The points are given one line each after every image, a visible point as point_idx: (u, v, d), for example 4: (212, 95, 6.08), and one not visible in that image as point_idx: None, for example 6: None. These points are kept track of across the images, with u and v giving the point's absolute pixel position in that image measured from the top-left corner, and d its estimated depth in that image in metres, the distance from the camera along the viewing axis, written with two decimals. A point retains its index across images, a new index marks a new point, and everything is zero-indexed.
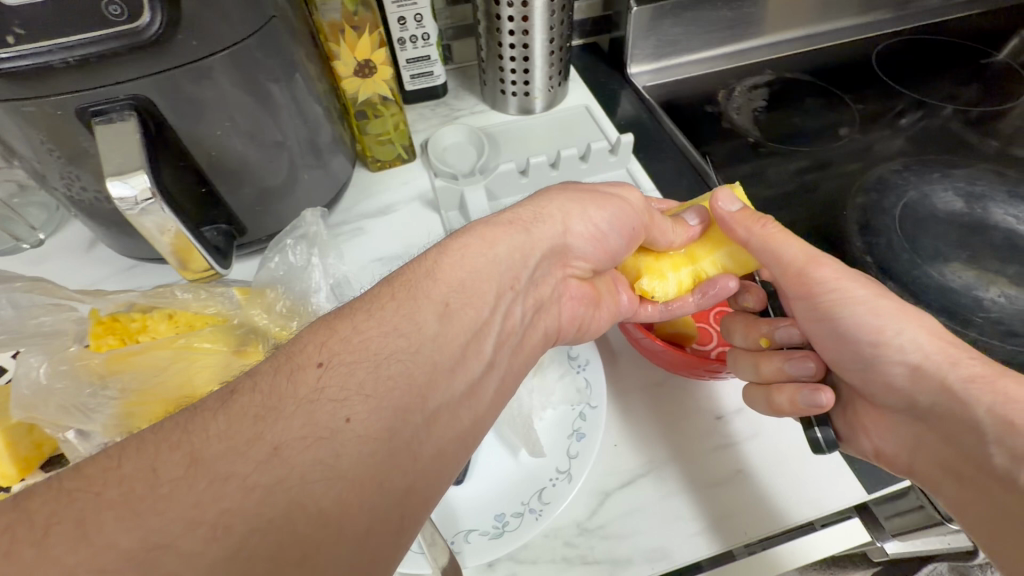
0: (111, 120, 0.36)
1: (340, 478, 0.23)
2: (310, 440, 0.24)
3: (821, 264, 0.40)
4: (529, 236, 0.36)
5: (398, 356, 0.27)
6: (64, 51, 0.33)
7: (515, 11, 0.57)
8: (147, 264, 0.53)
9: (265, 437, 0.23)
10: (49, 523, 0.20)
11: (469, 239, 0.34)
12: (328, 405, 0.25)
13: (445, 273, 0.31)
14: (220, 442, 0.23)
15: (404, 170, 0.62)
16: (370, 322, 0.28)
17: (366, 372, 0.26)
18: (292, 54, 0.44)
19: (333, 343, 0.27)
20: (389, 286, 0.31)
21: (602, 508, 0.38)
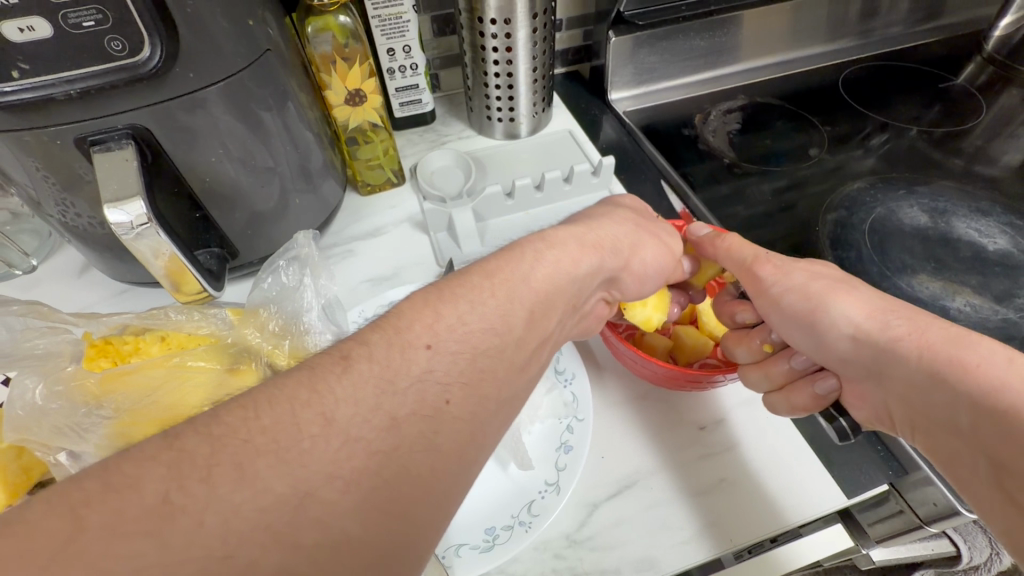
0: (108, 149, 0.38)
1: (434, 450, 0.25)
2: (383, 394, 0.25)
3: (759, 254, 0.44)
4: (604, 265, 0.38)
5: (489, 352, 0.29)
6: (66, 84, 0.34)
7: (498, 42, 0.60)
8: (141, 289, 0.53)
9: (384, 407, 0.25)
10: (210, 464, 0.22)
11: (558, 250, 0.35)
12: (435, 385, 0.27)
13: (538, 280, 0.33)
14: (350, 407, 0.24)
15: (393, 194, 0.64)
16: (443, 301, 0.29)
17: (467, 362, 0.28)
18: (285, 84, 0.46)
19: (439, 326, 0.28)
20: (476, 275, 0.32)
21: (590, 519, 0.39)
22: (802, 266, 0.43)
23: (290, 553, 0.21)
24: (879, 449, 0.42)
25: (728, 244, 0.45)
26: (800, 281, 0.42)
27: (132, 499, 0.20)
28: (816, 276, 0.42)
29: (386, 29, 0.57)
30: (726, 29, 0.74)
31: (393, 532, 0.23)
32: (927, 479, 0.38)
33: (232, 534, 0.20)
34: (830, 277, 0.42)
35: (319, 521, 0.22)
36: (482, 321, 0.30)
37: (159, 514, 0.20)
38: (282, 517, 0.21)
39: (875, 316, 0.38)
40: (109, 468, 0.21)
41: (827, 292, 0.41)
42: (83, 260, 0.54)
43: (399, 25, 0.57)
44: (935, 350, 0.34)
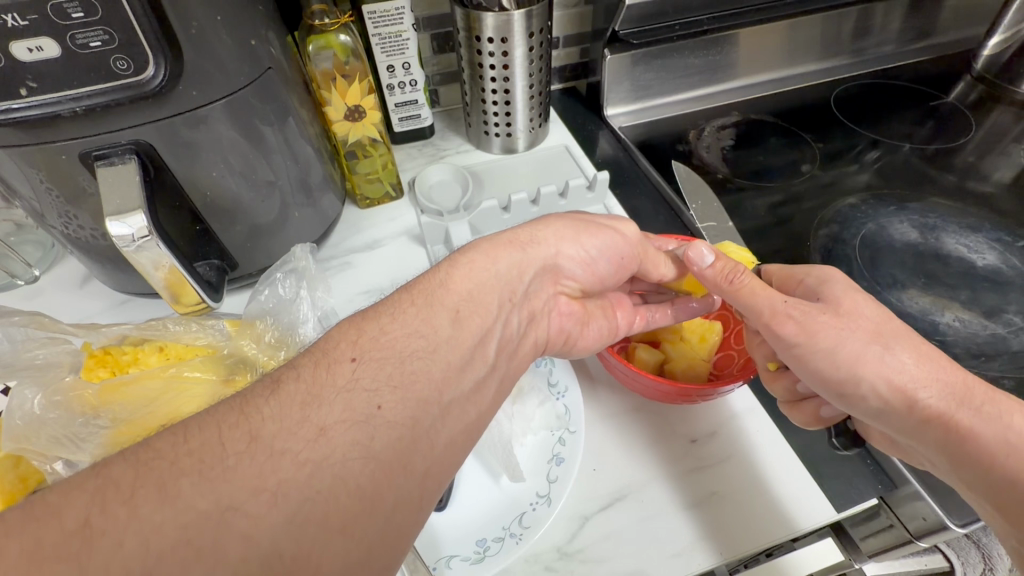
0: (113, 164, 0.39)
1: (373, 458, 0.26)
2: (350, 423, 0.26)
3: (785, 308, 0.39)
4: (524, 253, 0.38)
5: (418, 354, 0.30)
6: (72, 102, 0.35)
7: (496, 59, 0.62)
8: (139, 299, 0.54)
9: (311, 419, 0.25)
10: (134, 487, 0.22)
11: (474, 255, 0.36)
12: (364, 394, 0.27)
13: (457, 284, 0.34)
14: (273, 422, 0.25)
15: (392, 207, 0.64)
16: (395, 324, 0.31)
17: (394, 367, 0.28)
18: (286, 101, 0.47)
19: (362, 341, 0.29)
20: (407, 293, 0.33)
21: (581, 531, 0.39)
22: (832, 315, 0.38)
23: (251, 551, 0.22)
24: (868, 462, 0.42)
25: (742, 285, 0.40)
26: (834, 340, 0.38)
27: (52, 526, 0.21)
28: (858, 330, 0.38)
29: (386, 47, 0.59)
30: (720, 47, 0.76)
31: (331, 545, 0.24)
32: (916, 493, 0.39)
33: (153, 552, 0.21)
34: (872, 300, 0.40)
35: (245, 536, 0.22)
36: (415, 332, 0.30)
37: (79, 538, 0.21)
38: (202, 533, 0.21)
39: (909, 384, 0.36)
40: (75, 497, 0.22)
41: (869, 359, 0.37)
42: (85, 270, 0.55)
43: (398, 43, 0.59)
44: (960, 422, 0.35)
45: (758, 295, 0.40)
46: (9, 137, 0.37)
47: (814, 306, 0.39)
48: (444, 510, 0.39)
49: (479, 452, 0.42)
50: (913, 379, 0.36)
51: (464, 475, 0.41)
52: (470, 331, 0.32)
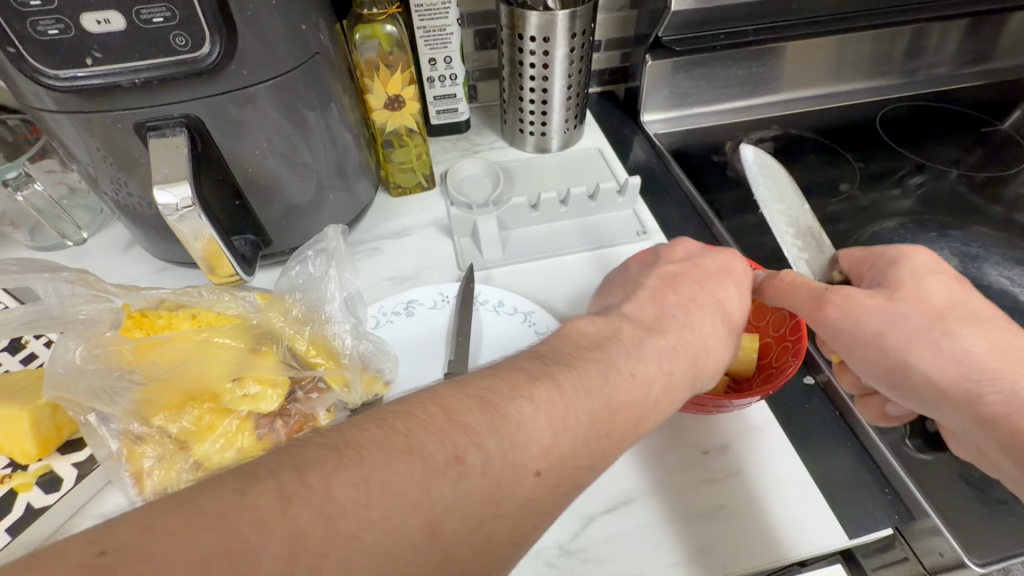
0: (164, 135, 0.41)
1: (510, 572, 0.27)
2: (512, 542, 0.27)
3: (833, 298, 0.41)
4: (701, 362, 0.38)
5: (582, 483, 0.31)
6: (132, 73, 0.37)
7: (537, 58, 0.62)
8: (177, 267, 0.56)
9: (482, 529, 0.26)
10: (321, 553, 0.22)
11: (677, 384, 0.36)
12: (530, 514, 0.28)
13: (648, 419, 0.34)
14: (454, 522, 0.25)
15: (423, 197, 0.65)
16: (581, 441, 0.31)
17: (562, 493, 0.30)
18: (330, 86, 0.48)
19: (554, 452, 0.29)
20: (607, 403, 0.32)
21: (585, 531, 0.39)
22: (882, 299, 0.40)
23: None
24: (886, 491, 0.41)
25: (786, 284, 0.43)
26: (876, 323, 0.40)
27: None
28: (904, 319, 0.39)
29: (430, 40, 0.60)
30: (764, 60, 0.75)
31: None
32: (935, 528, 0.38)
33: None
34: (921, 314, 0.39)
35: None
36: (589, 454, 0.31)
37: None
38: None
39: (965, 369, 0.38)
40: (266, 544, 0.21)
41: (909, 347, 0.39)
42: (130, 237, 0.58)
43: (442, 37, 0.60)
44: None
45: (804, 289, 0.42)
46: (73, 103, 0.39)
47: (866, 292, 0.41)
48: None
49: None
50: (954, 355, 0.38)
51: None
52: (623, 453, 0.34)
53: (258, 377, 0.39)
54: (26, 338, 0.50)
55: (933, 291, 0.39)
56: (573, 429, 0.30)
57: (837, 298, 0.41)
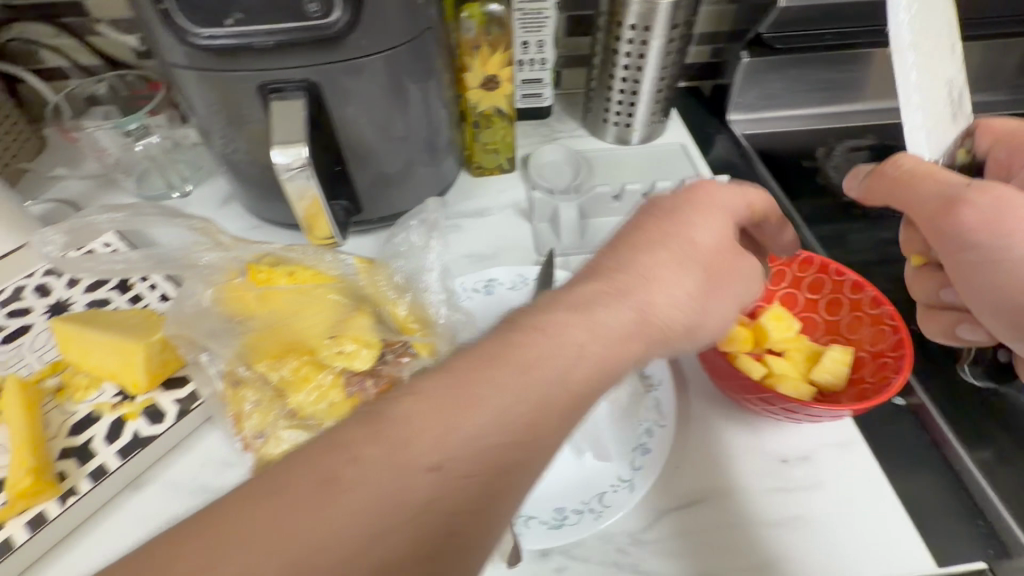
0: (285, 97, 0.42)
1: (493, 477, 0.23)
2: (484, 449, 0.23)
3: (963, 186, 0.37)
4: (699, 258, 0.32)
5: (569, 377, 0.26)
6: (266, 36, 0.39)
7: (633, 48, 0.61)
8: (269, 226, 0.59)
9: (443, 442, 0.23)
10: (240, 522, 0.21)
11: (672, 275, 0.31)
12: (508, 408, 0.24)
13: (636, 313, 0.30)
14: (398, 430, 0.23)
15: (502, 179, 0.66)
16: (563, 339, 0.27)
17: (543, 387, 0.25)
18: (434, 62, 0.49)
19: (524, 356, 0.26)
20: (581, 313, 0.29)
21: (657, 524, 0.39)
22: None
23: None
24: (978, 524, 0.40)
25: (893, 173, 0.40)
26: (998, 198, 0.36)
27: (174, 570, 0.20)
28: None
29: (526, 23, 0.60)
30: (866, 64, 0.71)
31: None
32: None
33: None
34: None
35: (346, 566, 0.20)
36: (572, 354, 0.27)
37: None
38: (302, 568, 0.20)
39: None
40: (194, 540, 0.21)
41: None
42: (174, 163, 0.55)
43: (538, 19, 0.60)
44: None
45: (911, 165, 0.40)
46: (206, 61, 0.41)
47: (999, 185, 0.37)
48: None
49: None
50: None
51: None
52: (620, 346, 0.29)
53: (352, 336, 0.41)
54: (134, 279, 0.55)
55: None
56: (543, 332, 0.27)
57: (979, 199, 0.36)
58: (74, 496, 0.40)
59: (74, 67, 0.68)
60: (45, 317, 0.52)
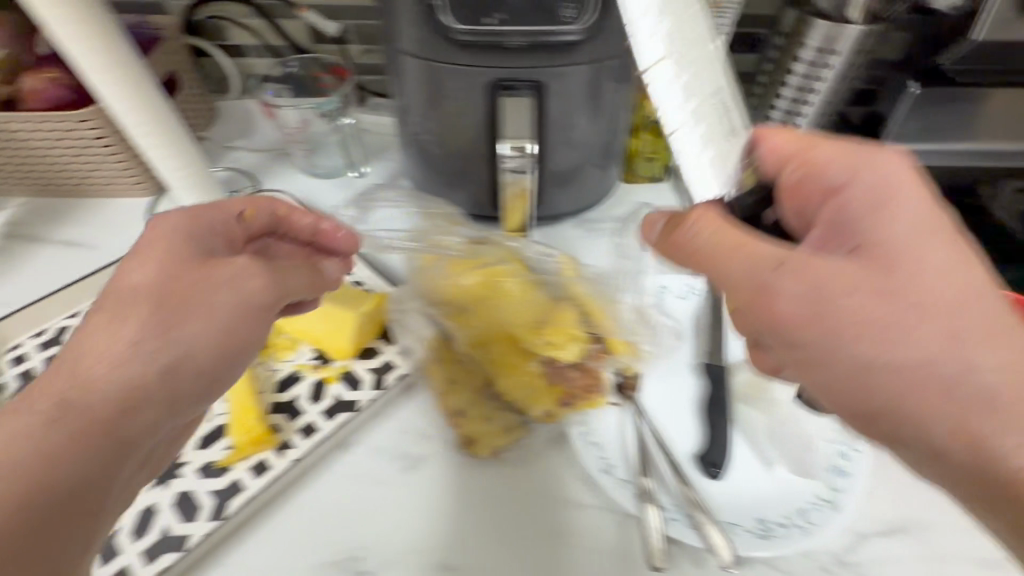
0: (517, 95, 0.45)
1: (85, 445, 0.28)
2: (55, 419, 0.28)
3: (953, 311, 0.30)
4: (138, 293, 0.32)
5: (153, 353, 0.31)
6: (522, 37, 0.41)
7: (808, 68, 0.59)
8: None
9: (59, 394, 0.29)
10: None
11: (207, 298, 0.33)
12: (101, 367, 0.30)
13: (208, 307, 0.33)
14: (52, 398, 0.28)
15: (654, 187, 0.67)
16: (124, 331, 0.31)
17: (141, 363, 0.30)
18: (633, 67, 0.49)
19: (86, 351, 0.30)
20: (124, 299, 0.32)
21: (858, 547, 0.39)
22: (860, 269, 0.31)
23: None
24: None
25: (842, 268, 0.31)
26: (934, 267, 0.30)
27: None
28: (942, 266, 0.30)
29: None
30: None
31: (77, 524, 0.28)
32: None
33: None
34: (877, 281, 0.30)
35: None
36: (149, 356, 0.31)
37: None
38: None
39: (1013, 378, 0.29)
40: None
41: (995, 345, 0.29)
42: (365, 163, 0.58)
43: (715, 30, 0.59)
44: None
45: (855, 298, 0.30)
46: (449, 55, 0.43)
47: (843, 258, 0.32)
48: (720, 479, 0.42)
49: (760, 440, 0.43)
50: (1004, 330, 0.30)
51: (742, 457, 0.43)
52: (151, 401, 0.31)
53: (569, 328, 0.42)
54: None
55: (920, 263, 0.30)
56: (122, 341, 0.30)
57: (844, 303, 0.30)
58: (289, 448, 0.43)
59: (258, 44, 0.72)
60: None
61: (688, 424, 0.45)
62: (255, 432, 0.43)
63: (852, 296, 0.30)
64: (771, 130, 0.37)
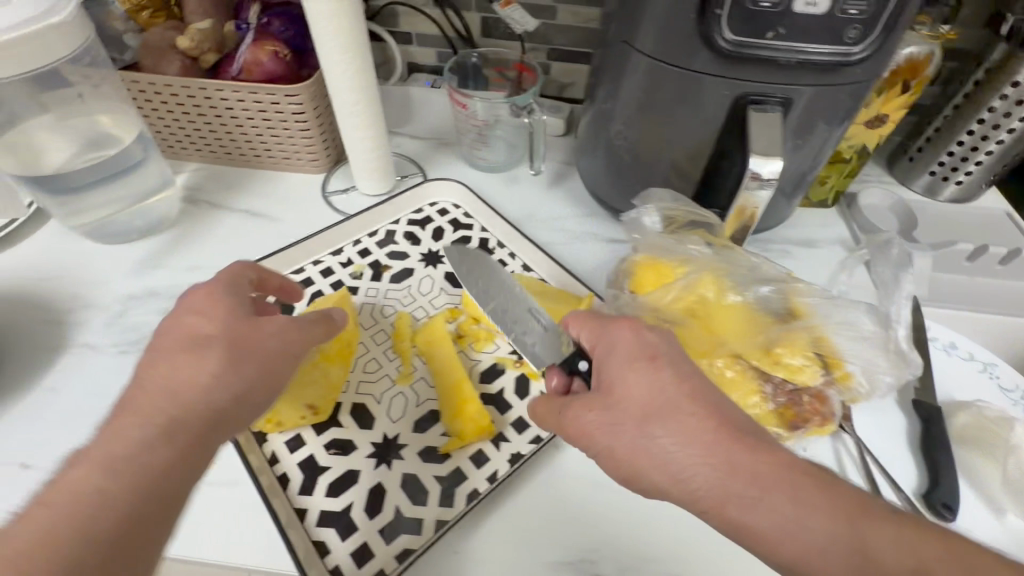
0: (765, 110, 0.44)
1: (165, 466, 0.30)
2: (135, 450, 0.29)
3: (643, 436, 0.33)
4: (187, 338, 0.35)
5: (195, 393, 0.32)
6: (794, 54, 0.40)
7: (1003, 107, 0.59)
8: (609, 219, 0.62)
9: (124, 416, 0.31)
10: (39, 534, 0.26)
11: (246, 350, 0.35)
12: (175, 395, 0.32)
13: (254, 335, 0.36)
14: (132, 414, 0.31)
15: (821, 213, 0.66)
16: (173, 373, 0.33)
17: (190, 388, 0.32)
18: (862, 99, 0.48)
19: (158, 379, 0.33)
20: (168, 343, 0.35)
21: None
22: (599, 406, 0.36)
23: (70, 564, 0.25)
24: None
25: (587, 420, 0.36)
26: (645, 397, 0.34)
27: None
28: (676, 394, 0.34)
29: None
30: None
31: (150, 531, 0.28)
32: None
33: None
34: (630, 422, 0.34)
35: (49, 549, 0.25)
36: (207, 382, 0.33)
37: None
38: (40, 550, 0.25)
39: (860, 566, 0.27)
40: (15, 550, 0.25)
41: (751, 495, 0.30)
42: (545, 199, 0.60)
43: None
44: None
45: (584, 420, 0.36)
46: (707, 65, 0.43)
47: (620, 363, 0.36)
48: (948, 522, 0.41)
49: (987, 487, 0.42)
50: (778, 479, 0.30)
51: (966, 502, 0.42)
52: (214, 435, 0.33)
53: (800, 352, 0.41)
54: (493, 244, 0.59)
55: (639, 382, 0.35)
56: (189, 371, 0.33)
57: (648, 451, 0.33)
58: (505, 442, 0.44)
59: (439, 36, 0.73)
60: (423, 265, 0.56)
61: (904, 460, 0.44)
62: (478, 422, 0.43)
63: (586, 426, 0.36)
64: (572, 318, 0.42)
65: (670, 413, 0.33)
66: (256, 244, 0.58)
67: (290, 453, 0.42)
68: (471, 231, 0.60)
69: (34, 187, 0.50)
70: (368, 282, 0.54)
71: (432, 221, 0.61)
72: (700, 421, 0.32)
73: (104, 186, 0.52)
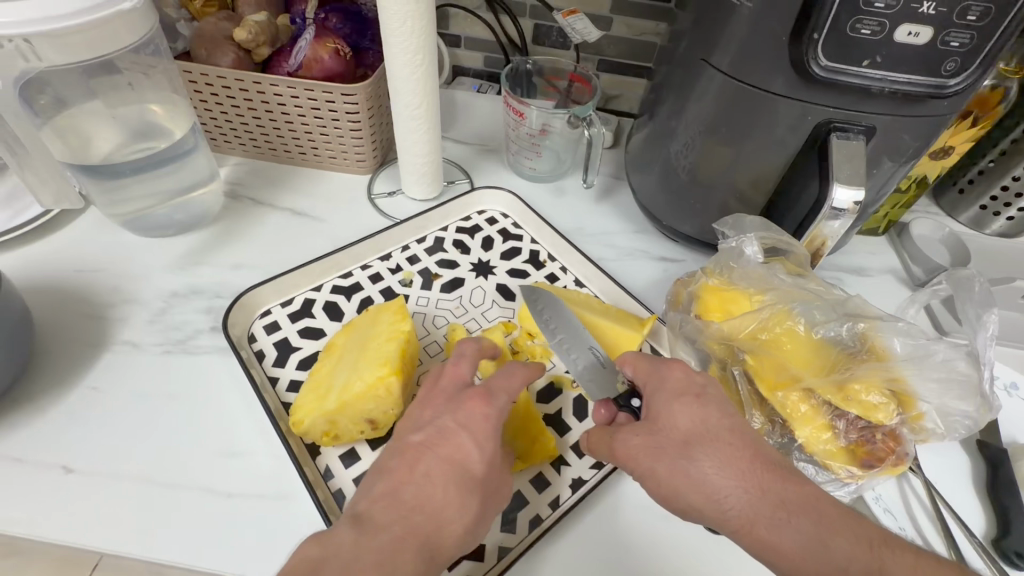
0: (848, 138, 0.43)
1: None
2: (396, 560, 0.31)
3: (683, 460, 0.34)
4: (453, 456, 0.36)
5: (455, 523, 0.34)
6: (887, 83, 0.39)
7: None
8: (660, 237, 0.61)
9: (393, 525, 0.32)
10: None
11: (494, 480, 0.37)
12: (435, 516, 0.33)
13: (502, 471, 0.37)
14: (399, 522, 0.33)
15: (871, 241, 0.65)
16: (430, 486, 0.34)
17: (445, 510, 0.34)
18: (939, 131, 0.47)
19: (413, 487, 0.34)
20: (423, 444, 0.36)
21: None
22: (644, 435, 0.36)
23: None
24: None
25: (630, 443, 0.36)
26: (687, 426, 0.35)
27: None
28: (717, 424, 0.35)
29: None
30: None
31: None
32: None
33: None
34: (672, 449, 0.34)
35: None
36: (459, 506, 0.34)
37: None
38: None
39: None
40: None
41: (780, 517, 0.31)
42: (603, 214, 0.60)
43: None
44: None
45: (628, 444, 0.36)
46: (793, 90, 0.42)
47: (666, 395, 0.37)
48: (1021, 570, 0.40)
49: None
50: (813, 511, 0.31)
51: None
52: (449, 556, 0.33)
53: (873, 392, 0.39)
54: (544, 257, 0.58)
55: (684, 413, 0.36)
56: (448, 493, 0.34)
57: (688, 476, 0.33)
58: (565, 466, 0.42)
59: (489, 41, 0.72)
60: (473, 276, 0.55)
61: (971, 503, 0.43)
62: (538, 444, 0.41)
63: (629, 450, 0.36)
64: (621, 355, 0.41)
65: (716, 442, 0.34)
66: (301, 244, 0.57)
67: (345, 470, 0.41)
68: (521, 242, 0.59)
69: (83, 177, 0.48)
70: (418, 291, 0.53)
71: (481, 230, 0.59)
72: (742, 451, 0.33)
73: (154, 179, 0.51)
